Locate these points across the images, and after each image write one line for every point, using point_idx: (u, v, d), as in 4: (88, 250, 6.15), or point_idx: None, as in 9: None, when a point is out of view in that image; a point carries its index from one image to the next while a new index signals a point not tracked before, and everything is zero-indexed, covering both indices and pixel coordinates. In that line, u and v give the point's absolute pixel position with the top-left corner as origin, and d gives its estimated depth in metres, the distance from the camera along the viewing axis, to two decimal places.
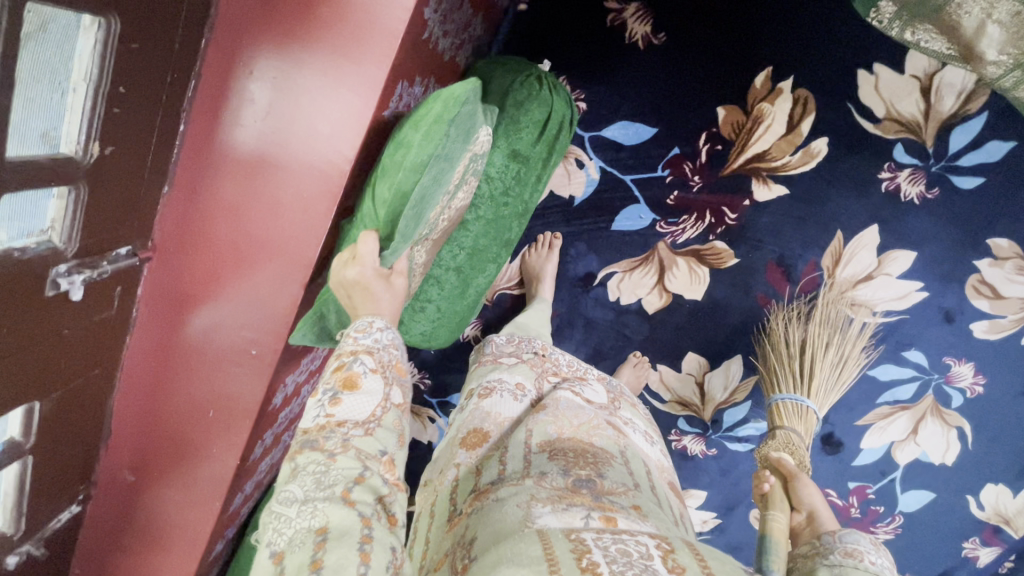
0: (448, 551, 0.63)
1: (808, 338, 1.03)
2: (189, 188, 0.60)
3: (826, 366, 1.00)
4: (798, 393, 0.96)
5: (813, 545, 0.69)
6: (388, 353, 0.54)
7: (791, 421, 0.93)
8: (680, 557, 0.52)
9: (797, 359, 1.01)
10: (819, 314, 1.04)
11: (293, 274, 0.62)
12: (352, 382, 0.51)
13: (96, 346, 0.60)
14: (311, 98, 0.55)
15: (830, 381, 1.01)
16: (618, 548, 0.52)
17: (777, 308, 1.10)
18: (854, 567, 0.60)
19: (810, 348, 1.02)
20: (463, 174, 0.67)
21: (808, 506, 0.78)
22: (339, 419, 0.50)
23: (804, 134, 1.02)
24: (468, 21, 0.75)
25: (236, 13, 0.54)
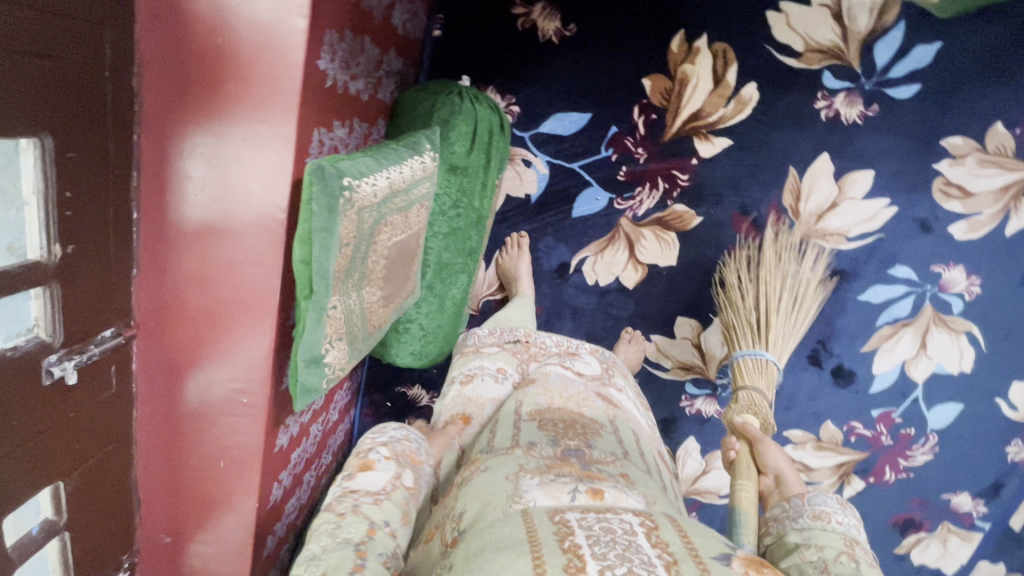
0: (437, 523, 0.66)
1: (761, 289, 1.06)
2: (156, 266, 0.66)
3: (781, 315, 1.04)
4: (757, 348, 1.02)
5: (782, 508, 0.78)
6: (405, 447, 0.66)
7: (753, 378, 0.99)
8: (664, 532, 0.56)
9: (753, 311, 1.05)
10: (772, 259, 1.07)
11: (263, 323, 0.68)
12: (367, 465, 0.62)
13: (105, 422, 0.67)
14: (239, 163, 0.62)
15: (788, 328, 1.05)
16: (601, 526, 0.55)
17: (734, 251, 1.13)
18: (822, 529, 0.70)
19: (766, 297, 1.05)
20: (372, 221, 0.67)
21: (773, 470, 0.87)
22: (353, 489, 0.59)
23: (733, 85, 1.04)
24: (378, 60, 0.80)
25: (156, 104, 0.60)
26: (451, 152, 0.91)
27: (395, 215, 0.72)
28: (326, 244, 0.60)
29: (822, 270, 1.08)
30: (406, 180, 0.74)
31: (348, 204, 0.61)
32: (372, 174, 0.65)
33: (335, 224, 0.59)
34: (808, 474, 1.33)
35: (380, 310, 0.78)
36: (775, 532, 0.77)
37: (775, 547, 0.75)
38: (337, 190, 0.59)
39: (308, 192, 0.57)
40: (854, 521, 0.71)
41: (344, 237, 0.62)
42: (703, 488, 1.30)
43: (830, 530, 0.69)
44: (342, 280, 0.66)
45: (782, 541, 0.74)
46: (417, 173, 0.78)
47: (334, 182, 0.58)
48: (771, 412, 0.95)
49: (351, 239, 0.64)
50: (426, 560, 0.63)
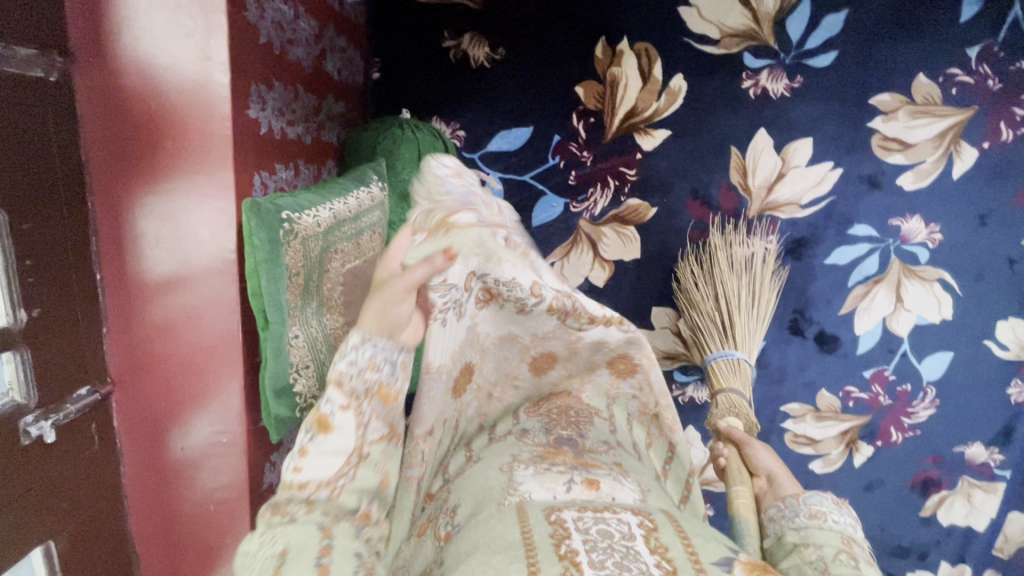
0: (430, 515, 0.67)
1: (719, 289, 1.11)
2: (124, 322, 0.70)
3: (743, 312, 1.09)
4: (727, 348, 1.05)
5: (778, 509, 0.78)
6: (367, 380, 0.55)
7: (728, 379, 1.02)
8: (664, 534, 0.56)
9: (716, 312, 1.09)
10: (723, 263, 1.12)
11: (231, 361, 0.71)
12: (324, 426, 0.54)
13: (91, 480, 0.70)
14: (188, 214, 0.66)
15: (752, 323, 1.09)
16: (599, 529, 0.55)
17: (690, 252, 1.17)
18: (819, 529, 0.70)
19: (726, 298, 1.10)
20: (320, 250, 0.71)
21: (764, 470, 0.86)
22: (302, 481, 0.54)
23: (660, 79, 1.10)
24: (315, 105, 0.86)
25: (106, 172, 0.65)
26: (401, 180, 0.97)
27: (345, 243, 0.76)
28: (274, 275, 0.63)
29: (773, 263, 1.13)
30: (353, 210, 0.79)
31: (290, 235, 0.65)
32: (313, 206, 0.70)
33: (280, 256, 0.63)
34: (815, 447, 1.32)
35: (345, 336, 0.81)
36: (773, 533, 0.76)
37: (774, 549, 0.74)
38: (276, 224, 0.63)
39: (248, 227, 0.61)
40: (848, 520, 0.73)
41: (291, 266, 0.66)
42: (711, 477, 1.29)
43: (826, 529, 0.70)
44: (298, 309, 0.70)
45: (779, 542, 0.74)
46: (364, 204, 0.82)
47: (271, 217, 0.62)
48: (751, 412, 0.97)
49: (298, 268, 0.67)
50: (417, 554, 0.64)
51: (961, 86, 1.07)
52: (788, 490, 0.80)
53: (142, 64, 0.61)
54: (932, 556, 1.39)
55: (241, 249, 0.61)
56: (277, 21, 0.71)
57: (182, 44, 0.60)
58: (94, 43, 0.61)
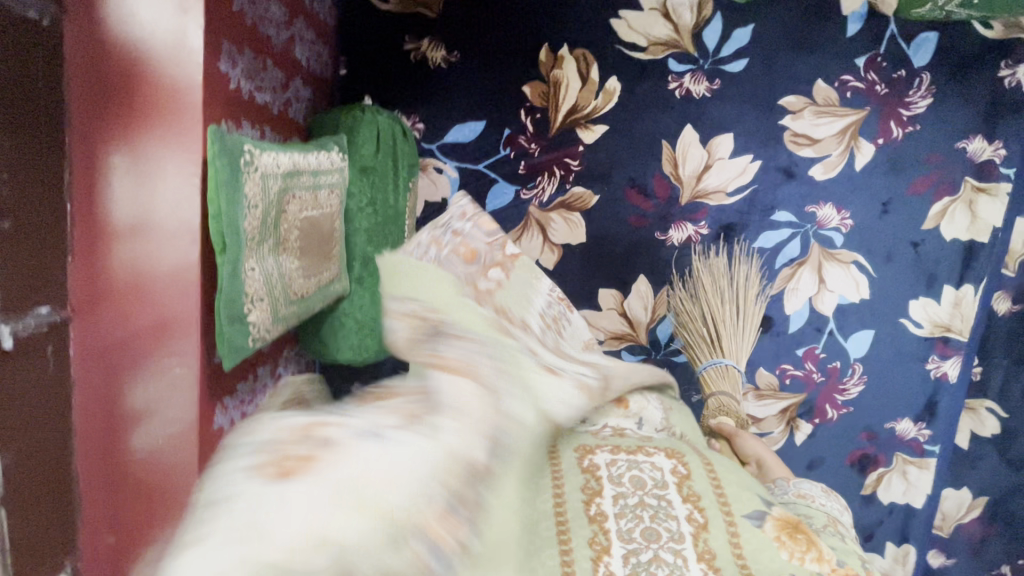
0: None
1: (705, 310, 1.26)
2: (88, 251, 0.75)
3: (729, 328, 1.26)
4: (715, 358, 1.23)
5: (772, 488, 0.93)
6: None
7: (717, 384, 1.20)
8: (695, 484, 0.68)
9: (705, 330, 1.26)
10: (705, 283, 1.26)
11: (187, 289, 0.76)
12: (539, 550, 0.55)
13: (41, 399, 0.72)
14: (155, 149, 0.73)
15: (738, 334, 1.26)
16: (632, 477, 0.68)
17: (678, 277, 1.30)
18: (805, 504, 0.83)
19: (713, 318, 1.26)
20: (279, 189, 0.79)
21: (755, 456, 1.10)
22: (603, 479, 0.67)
23: (597, 80, 1.24)
24: (283, 81, 0.96)
25: (83, 111, 0.73)
26: (362, 156, 1.06)
27: (303, 192, 0.84)
28: (233, 198, 0.71)
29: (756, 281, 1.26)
30: (313, 165, 0.88)
31: (251, 167, 0.74)
32: (273, 150, 0.78)
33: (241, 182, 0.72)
34: (758, 426, 1.39)
35: (301, 280, 0.87)
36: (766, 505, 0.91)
37: None
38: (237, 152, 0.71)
39: (211, 151, 0.69)
40: (834, 505, 0.84)
41: (250, 197, 0.74)
42: None
43: (815, 507, 0.81)
44: (255, 242, 0.76)
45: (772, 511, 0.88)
46: (325, 164, 0.92)
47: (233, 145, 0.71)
48: (740, 411, 1.16)
49: (258, 199, 0.75)
50: None
51: (854, 90, 1.25)
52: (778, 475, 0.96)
53: (124, 16, 0.70)
54: (877, 537, 1.45)
55: (205, 170, 0.69)
56: None
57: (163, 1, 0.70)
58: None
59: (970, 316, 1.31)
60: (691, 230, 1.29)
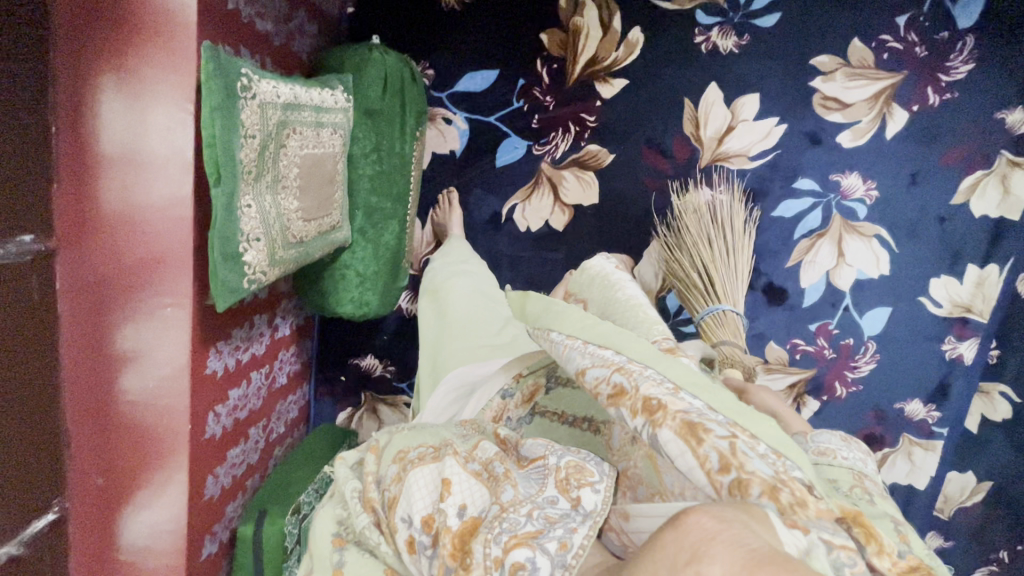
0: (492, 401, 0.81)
1: (692, 251, 1.16)
2: (76, 180, 0.71)
3: (721, 267, 1.14)
4: (712, 303, 1.11)
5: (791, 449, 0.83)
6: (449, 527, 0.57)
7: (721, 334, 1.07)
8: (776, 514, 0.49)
9: (694, 274, 1.15)
10: (688, 224, 1.18)
11: (178, 225, 0.72)
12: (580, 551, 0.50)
13: (27, 332, 0.69)
14: (145, 70, 0.68)
15: (732, 275, 1.14)
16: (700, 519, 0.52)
17: (661, 224, 1.24)
18: (829, 465, 0.75)
19: (702, 259, 1.15)
20: (280, 123, 0.74)
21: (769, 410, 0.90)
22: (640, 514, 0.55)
23: (619, 31, 1.18)
24: (287, 12, 0.90)
25: (67, 24, 0.67)
26: (367, 98, 1.00)
27: (305, 127, 0.79)
28: (228, 125, 0.67)
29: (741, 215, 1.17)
30: (317, 101, 0.82)
31: (249, 93, 0.69)
32: (273, 79, 0.73)
33: (237, 108, 0.67)
34: None
35: (301, 224, 0.82)
36: None
37: None
38: (232, 75, 0.67)
39: (205, 71, 0.64)
40: (857, 455, 0.77)
41: (246, 126, 0.69)
42: None
43: (839, 466, 0.74)
44: (252, 176, 0.72)
45: None
46: (329, 102, 0.87)
47: (227, 65, 0.66)
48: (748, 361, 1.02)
49: (256, 129, 0.71)
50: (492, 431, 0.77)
51: (892, 51, 1.17)
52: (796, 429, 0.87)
53: None
54: None
55: (199, 92, 0.64)
56: None
57: None
58: None
59: (993, 297, 1.25)
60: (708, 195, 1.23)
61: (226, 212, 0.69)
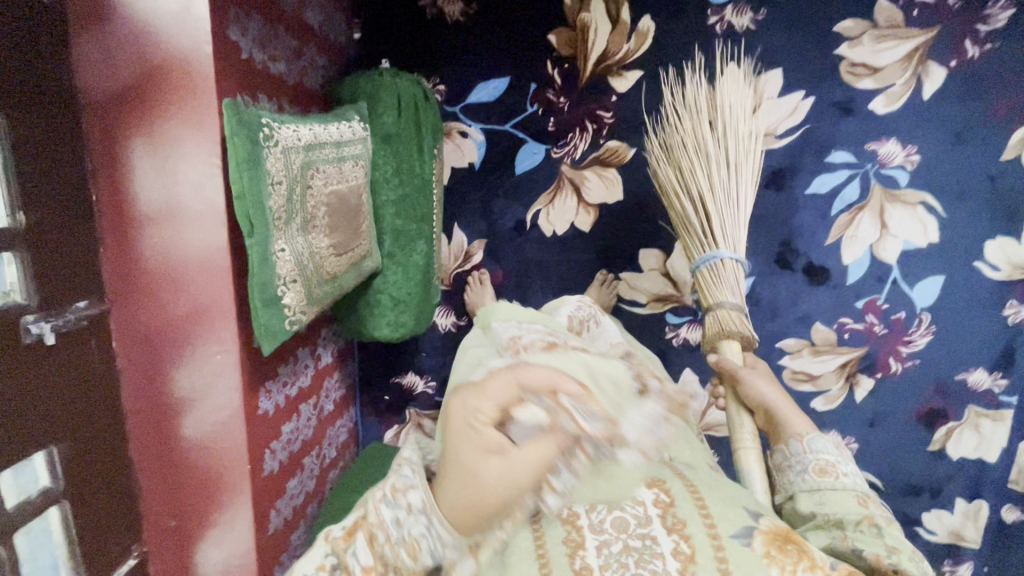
0: None
1: (687, 181, 1.02)
2: (119, 242, 0.73)
3: (720, 196, 1.01)
4: (710, 252, 1.00)
5: (784, 455, 0.83)
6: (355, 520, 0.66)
7: (716, 286, 0.98)
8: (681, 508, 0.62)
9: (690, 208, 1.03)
10: (684, 140, 1.02)
11: (219, 275, 0.74)
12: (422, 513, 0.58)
13: (91, 392, 0.73)
14: (172, 130, 0.70)
15: (731, 203, 1.01)
16: (613, 520, 0.62)
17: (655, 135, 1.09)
18: (831, 489, 0.76)
19: (698, 190, 1.02)
20: (304, 165, 0.75)
21: (763, 404, 0.89)
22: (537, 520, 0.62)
23: (628, 22, 1.15)
24: (298, 49, 0.91)
25: (95, 94, 0.69)
26: (383, 123, 1.01)
27: (326, 165, 0.80)
28: (255, 176, 0.68)
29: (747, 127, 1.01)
30: (337, 136, 0.83)
31: (272, 141, 0.70)
32: (292, 122, 0.74)
33: (262, 158, 0.68)
34: (814, 383, 1.32)
35: (332, 259, 0.84)
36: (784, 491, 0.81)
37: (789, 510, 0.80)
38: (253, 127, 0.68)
39: (227, 127, 0.66)
40: (854, 468, 0.79)
41: (272, 174, 0.70)
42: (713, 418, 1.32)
43: (843, 488, 0.76)
44: (283, 221, 0.73)
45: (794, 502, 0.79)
46: (349, 135, 0.87)
47: (248, 118, 0.67)
48: (745, 325, 0.95)
49: (283, 175, 0.72)
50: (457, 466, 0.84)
51: (922, 7, 1.11)
52: (790, 430, 0.84)
53: None
54: (945, 493, 1.34)
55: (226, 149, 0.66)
56: None
57: None
58: None
59: None
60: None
61: (263, 261, 0.71)
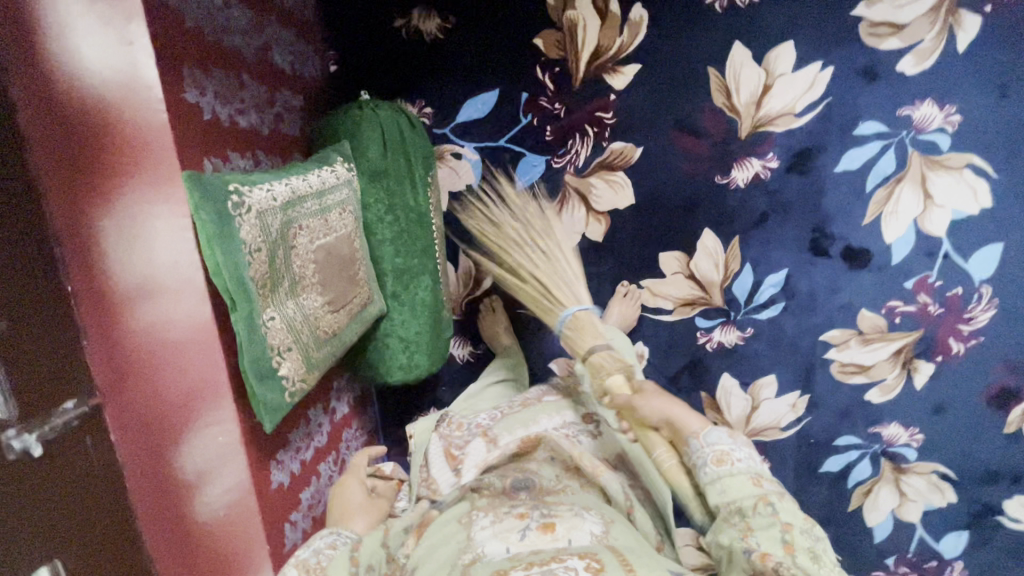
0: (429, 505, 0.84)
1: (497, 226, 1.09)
2: (102, 331, 0.69)
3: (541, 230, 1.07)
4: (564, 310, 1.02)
5: (690, 457, 0.80)
6: None
7: (582, 336, 0.98)
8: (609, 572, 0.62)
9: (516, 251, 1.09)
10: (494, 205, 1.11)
11: (209, 353, 0.69)
12: None
13: (91, 492, 0.69)
14: (139, 207, 0.65)
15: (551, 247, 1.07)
16: None
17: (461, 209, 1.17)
18: (729, 476, 0.74)
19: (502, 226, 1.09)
20: (285, 225, 0.70)
21: (663, 416, 0.84)
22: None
23: (618, 13, 1.07)
24: (269, 95, 0.86)
25: (55, 179, 0.65)
26: (369, 159, 0.95)
27: (310, 220, 0.75)
28: (229, 249, 0.62)
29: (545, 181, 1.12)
30: (318, 186, 0.78)
31: (244, 207, 0.65)
32: (265, 182, 0.69)
33: (234, 228, 0.63)
34: (867, 375, 1.17)
35: (329, 317, 0.78)
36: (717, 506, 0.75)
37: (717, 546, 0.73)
38: (221, 196, 0.63)
39: (193, 202, 0.61)
40: (745, 453, 0.77)
41: (248, 242, 0.64)
42: (760, 423, 1.22)
43: (736, 473, 0.74)
44: (268, 290, 0.68)
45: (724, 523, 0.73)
46: (333, 181, 0.82)
47: (214, 188, 0.62)
48: (613, 355, 0.93)
49: (262, 241, 0.66)
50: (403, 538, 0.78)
51: None
52: (689, 430, 0.81)
53: (68, 62, 0.61)
54: None
55: (194, 225, 0.61)
56: (203, 6, 0.70)
57: (102, 36, 0.61)
58: (22, 51, 0.61)
59: None
60: (757, 166, 1.10)
61: (252, 336, 0.66)
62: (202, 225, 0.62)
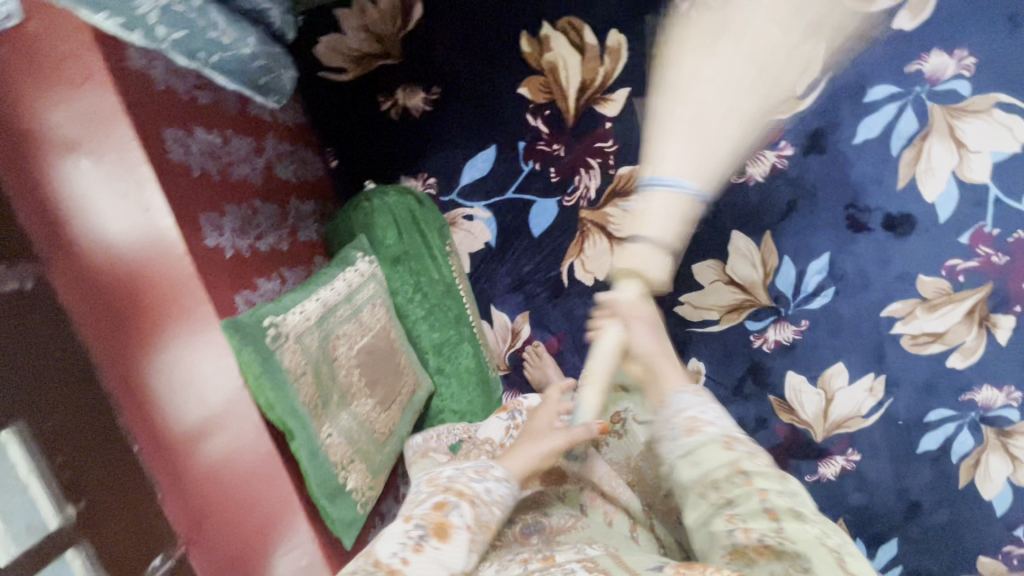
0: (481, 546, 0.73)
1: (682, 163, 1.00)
2: (175, 481, 0.70)
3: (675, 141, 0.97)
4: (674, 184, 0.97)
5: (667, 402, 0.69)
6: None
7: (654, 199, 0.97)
8: None
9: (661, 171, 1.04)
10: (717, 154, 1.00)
11: (277, 481, 0.69)
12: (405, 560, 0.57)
13: None
14: (186, 357, 0.67)
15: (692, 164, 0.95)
16: None
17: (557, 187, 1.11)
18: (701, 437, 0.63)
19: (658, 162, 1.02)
20: (324, 341, 0.71)
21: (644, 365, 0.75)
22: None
23: (596, 43, 1.07)
24: (281, 212, 0.89)
25: (105, 347, 0.67)
26: (388, 247, 0.97)
27: (346, 326, 0.75)
28: (276, 382, 0.64)
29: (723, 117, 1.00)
30: (347, 291, 0.79)
31: (281, 337, 0.66)
32: (297, 303, 0.70)
33: (276, 361, 0.64)
34: (943, 342, 1.08)
35: (383, 417, 0.78)
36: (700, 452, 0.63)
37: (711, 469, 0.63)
38: (259, 333, 0.64)
39: (234, 346, 0.62)
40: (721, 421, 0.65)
41: (293, 370, 0.65)
42: (840, 415, 1.14)
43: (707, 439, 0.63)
44: (321, 409, 0.68)
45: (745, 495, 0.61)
46: (359, 280, 0.83)
47: (250, 327, 0.63)
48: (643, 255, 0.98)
49: (305, 364, 0.67)
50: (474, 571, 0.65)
51: None
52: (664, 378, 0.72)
53: (96, 237, 0.64)
54: None
55: (241, 367, 0.62)
56: (206, 150, 0.73)
57: (123, 205, 0.64)
58: (52, 235, 0.64)
59: None
60: (772, 156, 1.09)
61: (315, 460, 0.66)
62: (248, 365, 0.63)
